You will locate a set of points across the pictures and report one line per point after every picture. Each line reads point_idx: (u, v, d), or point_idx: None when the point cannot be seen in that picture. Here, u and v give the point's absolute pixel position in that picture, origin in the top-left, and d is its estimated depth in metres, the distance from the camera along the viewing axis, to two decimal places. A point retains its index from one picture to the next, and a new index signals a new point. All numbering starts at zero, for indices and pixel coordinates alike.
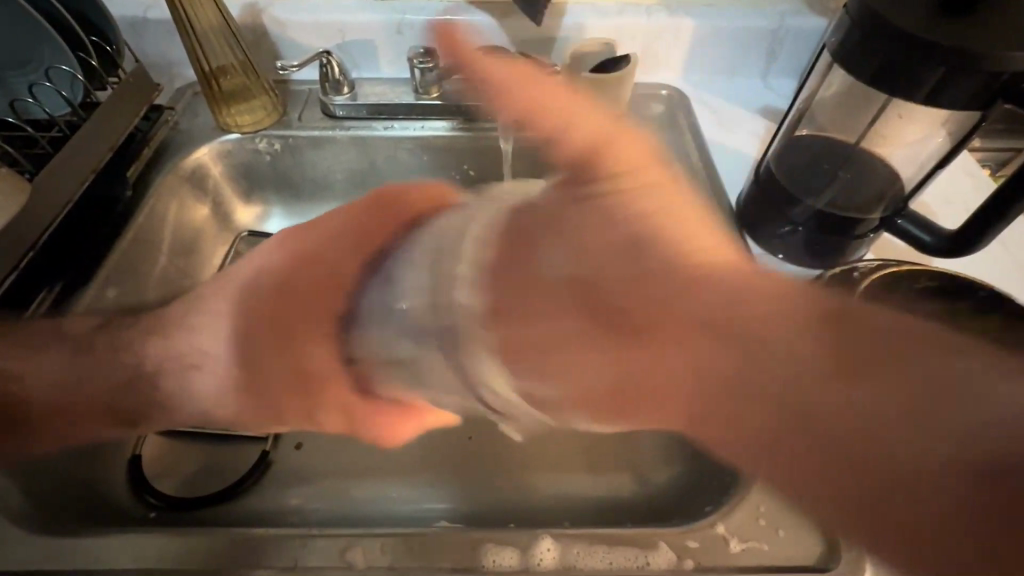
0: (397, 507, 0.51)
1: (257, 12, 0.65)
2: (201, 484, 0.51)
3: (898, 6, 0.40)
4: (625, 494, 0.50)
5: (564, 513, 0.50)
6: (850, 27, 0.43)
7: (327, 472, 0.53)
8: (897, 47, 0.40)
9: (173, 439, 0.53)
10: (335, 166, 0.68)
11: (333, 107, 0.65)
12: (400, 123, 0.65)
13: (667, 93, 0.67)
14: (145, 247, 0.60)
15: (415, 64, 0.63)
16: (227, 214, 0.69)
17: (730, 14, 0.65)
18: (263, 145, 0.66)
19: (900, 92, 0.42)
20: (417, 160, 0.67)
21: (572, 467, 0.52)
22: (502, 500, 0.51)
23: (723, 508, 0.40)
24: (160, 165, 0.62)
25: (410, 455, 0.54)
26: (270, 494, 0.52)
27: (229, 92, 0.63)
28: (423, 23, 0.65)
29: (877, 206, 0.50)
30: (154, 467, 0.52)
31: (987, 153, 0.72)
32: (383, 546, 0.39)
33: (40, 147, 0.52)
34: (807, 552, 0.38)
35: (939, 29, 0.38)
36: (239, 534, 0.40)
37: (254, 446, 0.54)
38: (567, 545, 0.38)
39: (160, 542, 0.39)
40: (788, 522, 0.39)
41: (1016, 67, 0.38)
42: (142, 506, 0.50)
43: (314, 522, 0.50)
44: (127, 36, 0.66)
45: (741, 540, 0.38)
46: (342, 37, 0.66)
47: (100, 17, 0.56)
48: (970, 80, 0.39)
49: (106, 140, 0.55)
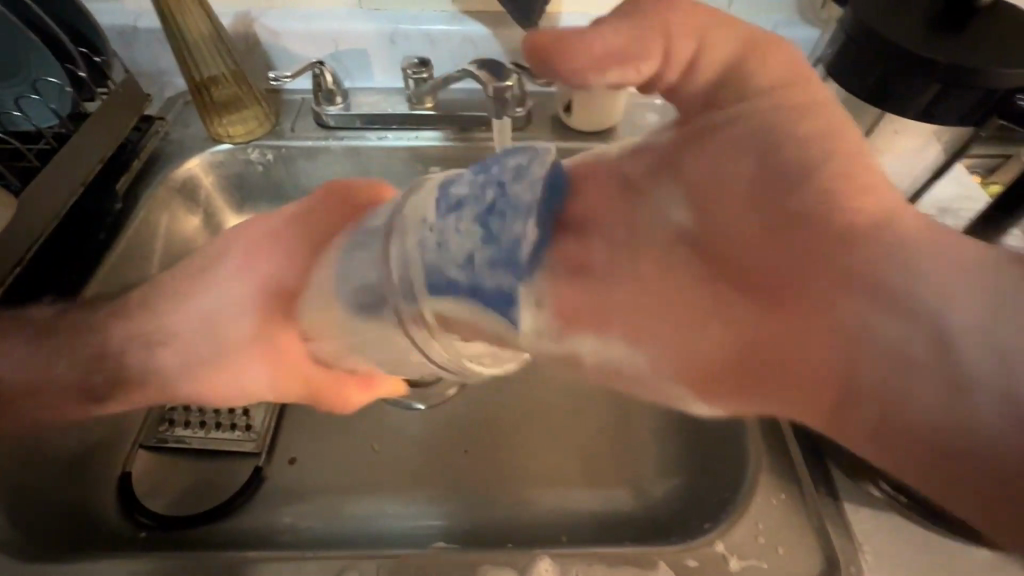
0: (393, 525, 0.50)
1: (249, 21, 0.65)
2: (192, 501, 0.50)
3: (891, 23, 0.40)
4: (624, 508, 0.50)
5: (561, 527, 0.49)
6: (844, 41, 0.42)
7: (320, 488, 0.52)
8: (890, 62, 0.40)
9: (163, 455, 0.53)
10: (328, 177, 0.67)
11: (326, 117, 0.64)
12: (393, 133, 0.64)
13: (661, 102, 0.67)
14: (135, 260, 0.59)
15: (409, 74, 0.62)
16: (219, 224, 0.67)
17: None
18: (254, 155, 0.65)
19: (890, 108, 0.42)
20: (412, 170, 0.66)
21: (569, 482, 0.52)
22: (499, 517, 0.50)
23: (722, 525, 0.40)
24: (149, 177, 0.61)
25: (405, 468, 0.53)
26: (264, 512, 0.51)
27: (221, 102, 0.62)
28: (417, 33, 0.65)
29: None
30: (145, 484, 0.51)
31: (977, 161, 0.72)
32: (378, 567, 0.38)
33: (28, 160, 0.51)
34: (807, 566, 0.38)
35: (931, 47, 0.38)
36: (230, 557, 0.39)
37: (248, 462, 0.53)
38: (565, 565, 0.38)
39: (151, 565, 0.39)
40: (787, 539, 0.39)
41: (1006, 84, 0.38)
42: (132, 524, 0.49)
43: (307, 541, 0.49)
44: (117, 46, 0.66)
45: (741, 558, 0.38)
46: (336, 46, 0.66)
47: (88, 28, 0.55)
48: (961, 96, 0.40)
49: (94, 152, 0.54)
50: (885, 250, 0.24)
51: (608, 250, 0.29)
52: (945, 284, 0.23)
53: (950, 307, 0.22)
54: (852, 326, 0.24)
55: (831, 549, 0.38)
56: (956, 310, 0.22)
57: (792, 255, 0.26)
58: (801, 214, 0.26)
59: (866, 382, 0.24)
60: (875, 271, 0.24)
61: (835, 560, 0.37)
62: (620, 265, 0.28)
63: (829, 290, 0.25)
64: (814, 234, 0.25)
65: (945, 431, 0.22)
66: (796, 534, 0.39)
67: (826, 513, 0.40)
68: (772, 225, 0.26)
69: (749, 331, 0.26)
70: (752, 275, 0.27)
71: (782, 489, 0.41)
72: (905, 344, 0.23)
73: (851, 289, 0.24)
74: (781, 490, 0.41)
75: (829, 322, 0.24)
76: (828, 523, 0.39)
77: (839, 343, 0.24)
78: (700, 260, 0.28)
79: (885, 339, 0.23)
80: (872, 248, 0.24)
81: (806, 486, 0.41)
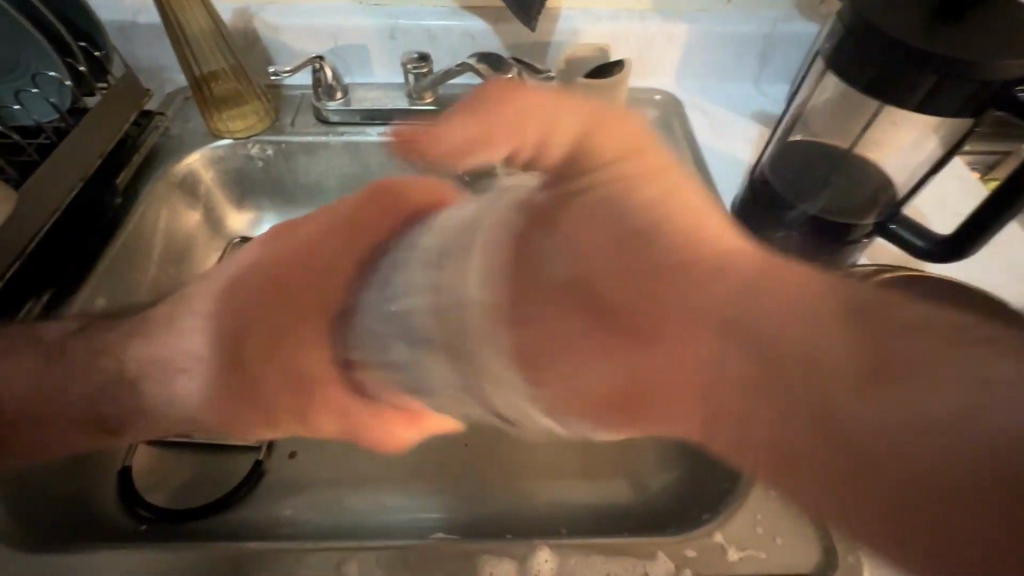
0: (393, 517, 0.50)
1: (248, 17, 0.65)
2: (193, 494, 0.50)
3: (890, 15, 0.40)
4: (623, 501, 0.50)
5: (561, 519, 0.49)
6: (843, 34, 0.43)
7: (320, 481, 0.52)
8: (889, 53, 0.40)
9: (164, 449, 0.53)
10: (328, 171, 0.67)
11: (327, 112, 0.65)
12: (393, 128, 0.64)
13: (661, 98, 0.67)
14: (137, 255, 0.59)
15: (409, 70, 0.62)
16: (219, 219, 0.68)
17: (723, 20, 0.65)
18: (254, 150, 0.65)
19: (890, 100, 0.42)
20: (411, 165, 0.66)
21: (568, 475, 0.52)
22: (499, 510, 0.50)
23: (721, 516, 0.40)
24: (149, 171, 0.61)
25: (406, 461, 0.53)
26: (264, 505, 0.51)
27: (220, 97, 0.62)
28: (416, 28, 0.65)
29: (872, 211, 0.50)
30: (146, 478, 0.51)
31: (977, 156, 0.72)
32: (377, 558, 0.38)
33: (28, 154, 0.51)
34: (805, 556, 0.38)
35: (930, 39, 0.39)
36: (231, 548, 0.39)
37: (248, 456, 0.53)
38: (564, 555, 0.38)
39: (152, 556, 0.39)
40: (786, 529, 0.39)
41: (1002, 75, 0.38)
42: (133, 518, 0.49)
43: (307, 534, 0.49)
44: (117, 41, 0.66)
45: (739, 549, 0.38)
46: (336, 41, 0.66)
47: (88, 22, 0.55)
48: (959, 88, 0.40)
49: (94, 147, 0.54)
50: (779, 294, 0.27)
51: (526, 284, 0.30)
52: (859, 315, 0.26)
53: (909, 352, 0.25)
54: (796, 361, 0.26)
55: (830, 539, 0.38)
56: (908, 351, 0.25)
57: (638, 277, 0.28)
58: (671, 262, 0.29)
59: (779, 422, 0.27)
60: (803, 335, 0.26)
61: (834, 549, 0.38)
62: (545, 321, 0.29)
63: (691, 337, 0.28)
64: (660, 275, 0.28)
65: (886, 447, 0.25)
66: (795, 524, 0.39)
67: None
68: (623, 262, 0.29)
69: (641, 365, 0.29)
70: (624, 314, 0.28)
71: None
72: (847, 362, 0.26)
73: (718, 335, 0.27)
74: None
75: (668, 347, 0.28)
76: None
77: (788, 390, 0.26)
78: (584, 295, 0.29)
79: (778, 368, 0.26)
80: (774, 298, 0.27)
81: None
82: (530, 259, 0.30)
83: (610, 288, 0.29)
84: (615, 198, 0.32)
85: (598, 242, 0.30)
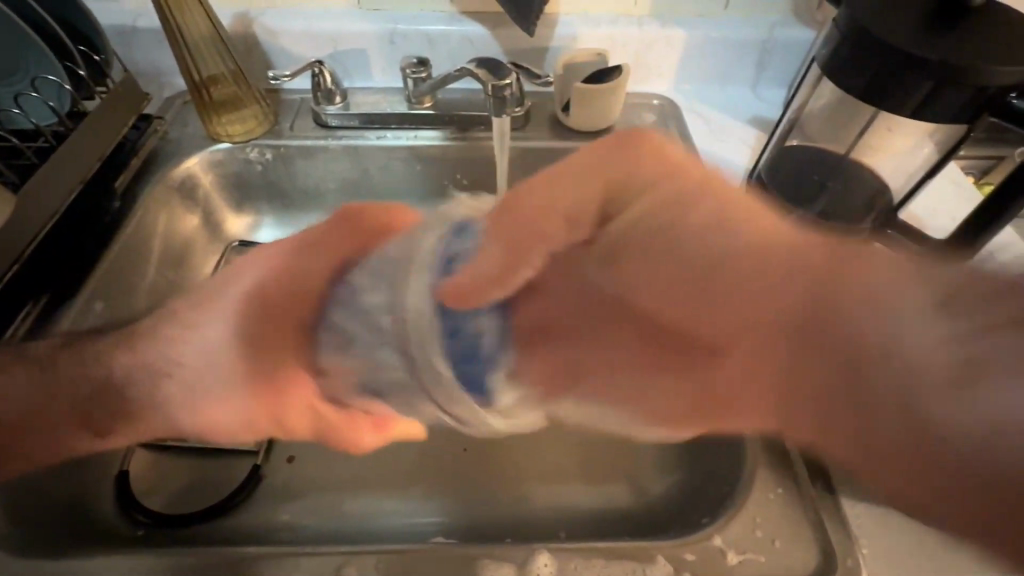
0: (392, 521, 0.50)
1: (248, 21, 0.65)
2: (190, 499, 0.50)
3: (886, 22, 0.40)
4: (622, 504, 0.50)
5: (560, 523, 0.49)
6: (840, 39, 0.43)
7: (318, 485, 0.52)
8: (885, 59, 0.40)
9: (162, 453, 0.52)
10: (327, 176, 0.67)
11: (327, 117, 0.65)
12: (392, 132, 0.65)
13: (658, 103, 0.67)
14: (135, 259, 0.58)
15: (408, 74, 0.62)
16: (219, 223, 0.68)
17: (720, 25, 0.66)
18: (253, 154, 0.65)
19: (886, 106, 0.43)
20: (410, 169, 0.66)
21: (567, 479, 0.52)
22: (498, 514, 0.50)
23: (720, 519, 0.40)
24: (148, 175, 0.61)
25: (406, 465, 0.53)
26: (262, 510, 0.51)
27: (219, 102, 0.62)
28: (416, 33, 0.65)
29: (866, 216, 0.50)
30: (143, 483, 0.51)
31: (972, 161, 0.73)
32: (376, 562, 0.38)
33: (26, 157, 0.51)
34: (804, 559, 0.38)
35: (925, 46, 0.39)
36: (229, 552, 0.39)
37: (246, 460, 0.53)
38: (563, 559, 0.38)
39: (149, 561, 0.39)
40: (784, 532, 0.39)
41: (998, 81, 0.38)
42: (129, 523, 0.48)
43: (305, 538, 0.49)
44: (116, 45, 0.66)
45: (738, 552, 0.38)
46: (335, 46, 0.66)
47: (87, 27, 0.56)
48: (955, 93, 0.40)
49: (93, 150, 0.54)
50: (862, 277, 0.30)
51: (554, 311, 0.37)
52: (887, 303, 0.29)
53: (886, 332, 0.29)
54: (848, 335, 0.30)
55: (828, 542, 0.38)
56: (893, 332, 0.29)
57: (713, 310, 0.33)
58: (704, 263, 0.35)
59: (846, 401, 0.31)
60: (832, 317, 0.31)
61: (832, 552, 0.38)
62: (569, 304, 0.37)
63: (774, 343, 0.33)
64: (704, 282, 0.34)
65: (899, 406, 0.29)
66: (794, 528, 0.39)
67: (823, 508, 0.40)
68: (678, 284, 0.35)
69: (698, 392, 0.37)
70: (684, 339, 0.35)
71: (779, 483, 0.41)
72: (932, 359, 0.28)
73: (799, 343, 0.32)
74: (778, 484, 0.41)
75: (715, 370, 0.35)
76: (825, 517, 0.39)
77: (829, 370, 0.31)
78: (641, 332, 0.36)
79: (826, 366, 0.31)
80: (860, 279, 0.30)
81: (802, 480, 0.41)
82: (567, 286, 0.37)
83: (668, 310, 0.35)
84: (699, 223, 0.35)
85: (687, 266, 0.35)
